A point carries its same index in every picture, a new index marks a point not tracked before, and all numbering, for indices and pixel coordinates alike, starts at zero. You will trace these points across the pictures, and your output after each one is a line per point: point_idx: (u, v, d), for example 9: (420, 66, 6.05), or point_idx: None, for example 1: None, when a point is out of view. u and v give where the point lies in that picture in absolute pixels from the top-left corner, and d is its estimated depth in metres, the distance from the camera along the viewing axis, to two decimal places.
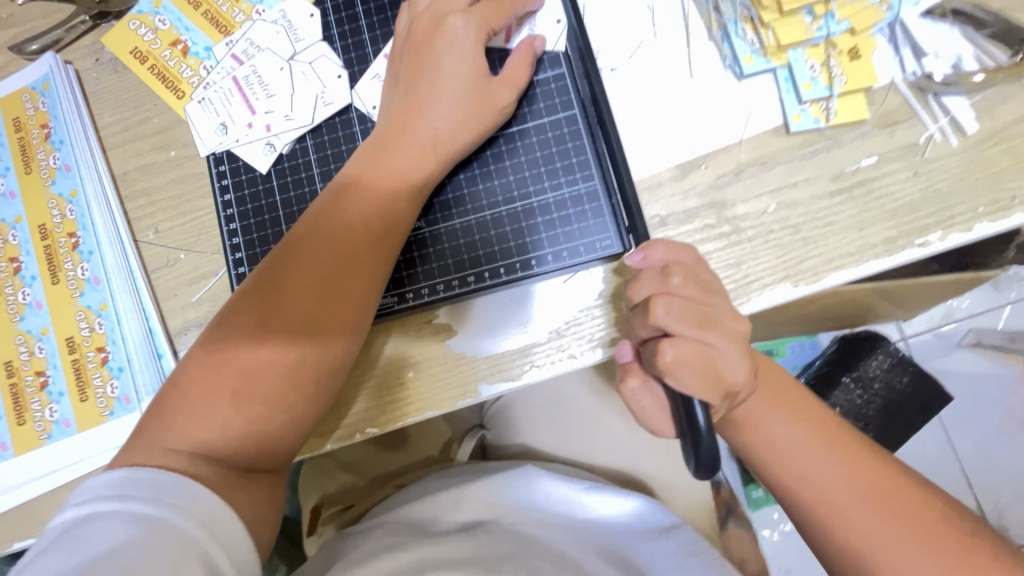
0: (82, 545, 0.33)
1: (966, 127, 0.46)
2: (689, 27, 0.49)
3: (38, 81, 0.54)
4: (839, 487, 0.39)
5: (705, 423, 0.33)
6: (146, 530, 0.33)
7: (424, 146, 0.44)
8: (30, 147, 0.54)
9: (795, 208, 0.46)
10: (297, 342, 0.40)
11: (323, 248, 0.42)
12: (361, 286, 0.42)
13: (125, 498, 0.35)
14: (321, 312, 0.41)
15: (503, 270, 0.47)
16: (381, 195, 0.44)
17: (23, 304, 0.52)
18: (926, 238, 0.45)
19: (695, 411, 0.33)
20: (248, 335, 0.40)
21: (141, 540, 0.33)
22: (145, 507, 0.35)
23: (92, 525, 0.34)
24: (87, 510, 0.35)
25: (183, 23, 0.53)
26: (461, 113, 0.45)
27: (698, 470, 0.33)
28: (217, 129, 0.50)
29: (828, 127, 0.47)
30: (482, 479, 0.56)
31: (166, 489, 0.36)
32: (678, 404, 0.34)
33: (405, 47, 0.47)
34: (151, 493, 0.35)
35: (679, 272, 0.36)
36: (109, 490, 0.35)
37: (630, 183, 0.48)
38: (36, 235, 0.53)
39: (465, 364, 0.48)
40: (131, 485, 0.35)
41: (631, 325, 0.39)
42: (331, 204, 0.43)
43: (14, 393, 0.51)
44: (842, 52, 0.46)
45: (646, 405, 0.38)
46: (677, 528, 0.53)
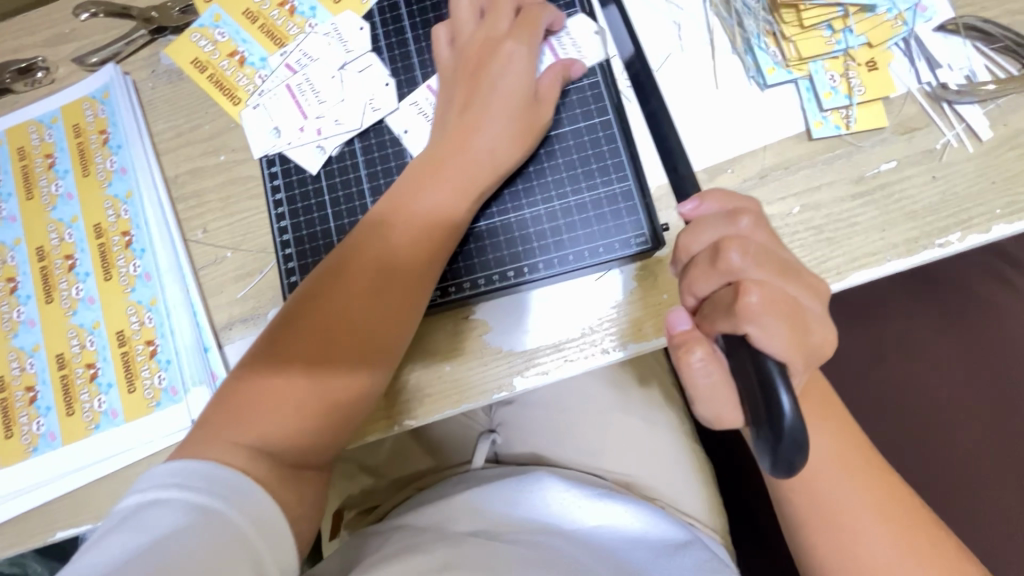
0: (141, 527, 0.35)
1: (980, 134, 0.48)
2: (714, 41, 0.52)
3: (99, 90, 0.58)
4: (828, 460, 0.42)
5: (791, 401, 0.28)
6: (199, 520, 0.35)
7: (476, 161, 0.47)
8: (88, 151, 0.57)
9: (818, 210, 0.48)
10: (344, 356, 0.42)
11: (375, 264, 0.44)
12: (406, 311, 0.44)
13: (183, 486, 0.36)
14: (370, 328, 0.43)
15: (541, 266, 0.49)
16: (428, 212, 0.46)
17: (76, 299, 0.54)
18: (946, 238, 0.47)
19: (779, 385, 0.28)
20: (303, 346, 0.42)
21: (194, 529, 0.34)
22: (201, 497, 0.36)
23: (152, 512, 0.35)
24: (148, 496, 0.36)
25: (241, 36, 0.56)
26: (512, 131, 0.47)
27: (779, 454, 0.28)
28: (270, 133, 0.53)
29: (849, 133, 0.49)
30: (496, 485, 0.58)
31: (222, 483, 0.37)
32: (756, 379, 0.28)
33: (461, 65, 0.49)
34: (208, 485, 0.37)
35: (748, 213, 0.32)
36: (171, 479, 0.37)
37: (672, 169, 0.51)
38: (91, 234, 0.55)
39: (499, 359, 0.50)
40: (191, 476, 0.37)
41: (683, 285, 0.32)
42: (382, 215, 0.46)
43: (64, 385, 0.53)
44: (860, 64, 0.49)
45: (713, 379, 0.30)
46: (692, 546, 0.55)
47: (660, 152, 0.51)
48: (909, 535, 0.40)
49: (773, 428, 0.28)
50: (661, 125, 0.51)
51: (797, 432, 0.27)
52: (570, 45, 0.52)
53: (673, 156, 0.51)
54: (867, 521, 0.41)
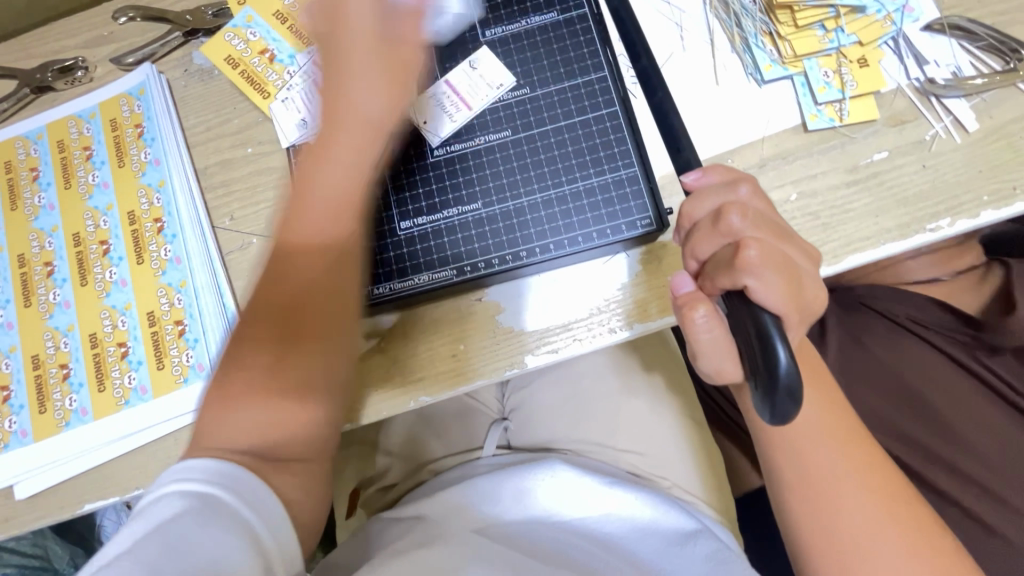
0: (146, 518, 0.37)
1: (968, 126, 0.51)
2: (714, 41, 0.55)
3: (135, 87, 0.61)
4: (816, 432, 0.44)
5: (785, 348, 0.30)
6: (199, 506, 0.37)
7: (358, 121, 0.46)
8: (124, 144, 0.60)
9: (815, 197, 0.51)
10: (301, 331, 0.44)
11: (310, 233, 0.45)
12: (345, 289, 0.46)
13: (179, 478, 0.38)
14: (310, 299, 0.45)
15: (551, 247, 0.51)
16: (351, 178, 0.46)
17: (110, 282, 0.57)
18: (937, 223, 0.50)
19: (772, 333, 0.30)
20: (273, 314, 0.44)
21: (195, 514, 0.36)
22: (197, 486, 0.38)
23: (171, 502, 0.37)
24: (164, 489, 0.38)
25: (272, 35, 0.59)
26: (381, 83, 0.46)
27: (775, 401, 0.30)
28: (297, 124, 0.57)
29: (842, 125, 0.52)
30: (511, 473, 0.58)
31: (215, 472, 0.39)
32: (755, 334, 0.31)
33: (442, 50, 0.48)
34: (222, 480, 0.39)
35: (745, 183, 0.35)
36: (188, 472, 0.39)
37: (676, 150, 0.52)
38: (125, 221, 0.58)
39: (512, 337, 0.52)
40: (184, 472, 0.39)
41: (684, 250, 0.35)
42: (307, 173, 0.46)
43: (96, 363, 0.56)
44: (852, 61, 0.52)
45: (715, 334, 0.33)
46: (700, 534, 0.56)
47: (668, 143, 0.52)
48: (899, 507, 0.42)
49: (770, 377, 0.30)
50: (668, 115, 0.53)
51: (794, 382, 0.30)
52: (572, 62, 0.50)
53: (679, 140, 0.51)
54: (862, 492, 0.43)
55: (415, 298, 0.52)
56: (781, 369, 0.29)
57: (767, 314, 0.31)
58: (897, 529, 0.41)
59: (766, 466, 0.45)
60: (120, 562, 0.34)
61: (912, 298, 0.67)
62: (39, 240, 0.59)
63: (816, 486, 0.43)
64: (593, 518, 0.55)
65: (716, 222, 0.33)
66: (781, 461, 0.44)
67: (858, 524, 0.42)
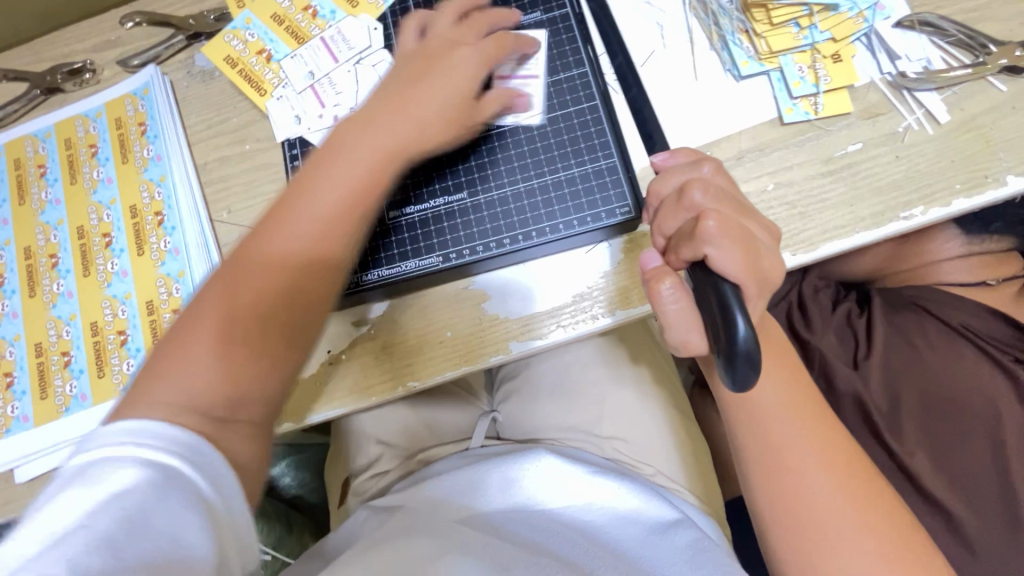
0: (95, 482, 0.34)
1: (939, 118, 0.52)
2: (694, 39, 0.57)
3: (139, 88, 0.64)
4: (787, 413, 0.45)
5: (742, 316, 0.32)
6: (161, 480, 0.35)
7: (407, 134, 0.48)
8: (127, 141, 0.63)
9: (791, 187, 0.53)
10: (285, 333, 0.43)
11: (297, 228, 0.44)
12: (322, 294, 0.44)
13: (137, 443, 0.36)
14: (293, 296, 0.43)
15: (534, 234, 0.53)
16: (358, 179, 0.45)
17: (111, 273, 0.59)
18: (910, 212, 0.51)
19: (731, 300, 0.32)
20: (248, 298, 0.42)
21: (154, 488, 0.34)
22: (159, 454, 0.36)
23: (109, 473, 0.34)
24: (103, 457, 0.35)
25: (269, 36, 0.62)
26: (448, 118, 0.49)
27: (735, 370, 0.32)
28: (291, 120, 0.59)
29: (817, 118, 0.54)
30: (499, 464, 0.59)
31: (178, 442, 0.37)
32: (715, 302, 0.33)
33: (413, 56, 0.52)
34: (175, 449, 0.36)
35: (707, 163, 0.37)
36: (133, 438, 0.36)
37: (647, 135, 0.55)
38: (127, 214, 0.61)
39: (498, 324, 0.53)
40: (141, 433, 0.36)
41: (652, 227, 0.37)
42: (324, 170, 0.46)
43: (97, 350, 0.58)
44: (825, 57, 0.54)
45: (680, 305, 0.35)
46: (683, 524, 0.56)
47: (642, 132, 0.56)
48: (861, 486, 0.44)
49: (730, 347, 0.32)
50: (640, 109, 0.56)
51: (751, 351, 0.32)
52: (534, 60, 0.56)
53: (653, 134, 0.55)
54: (831, 472, 0.44)
55: (403, 284, 0.54)
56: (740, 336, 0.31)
57: (726, 283, 0.33)
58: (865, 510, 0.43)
59: (741, 447, 0.47)
60: (74, 537, 0.33)
61: (967, 305, 0.63)
62: (45, 233, 0.62)
63: (785, 464, 0.44)
64: (579, 507, 0.56)
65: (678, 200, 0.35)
66: (754, 442, 0.46)
67: (832, 503, 0.43)
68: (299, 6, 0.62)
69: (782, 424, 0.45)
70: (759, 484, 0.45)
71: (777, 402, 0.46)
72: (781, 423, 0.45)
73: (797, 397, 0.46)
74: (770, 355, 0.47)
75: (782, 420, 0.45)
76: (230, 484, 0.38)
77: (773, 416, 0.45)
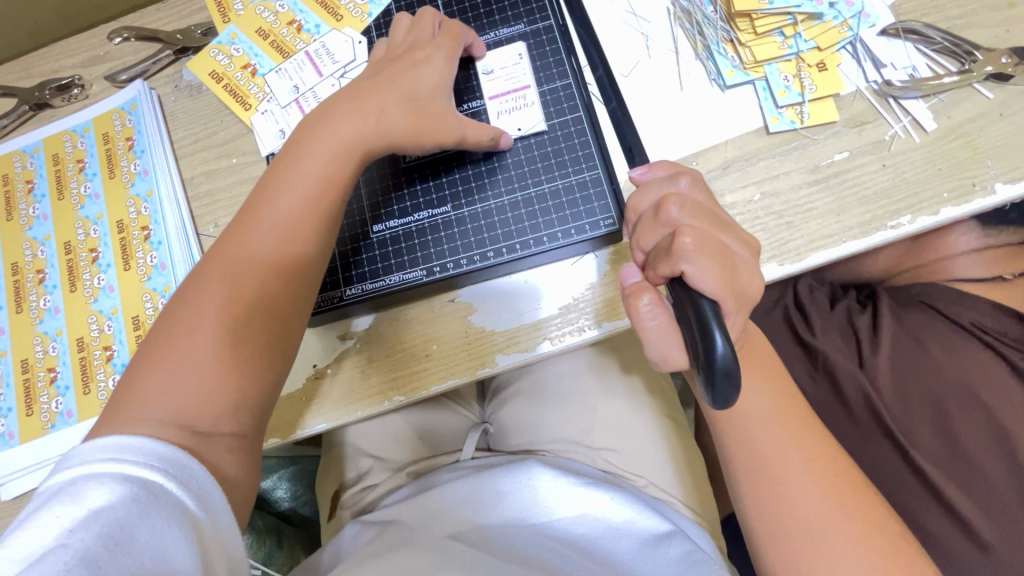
0: (76, 497, 0.34)
1: (925, 126, 0.52)
2: (678, 49, 0.57)
3: (127, 102, 0.64)
4: (774, 425, 0.45)
5: (721, 332, 0.32)
6: (144, 492, 0.35)
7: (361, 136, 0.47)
8: (115, 156, 0.63)
9: (778, 197, 0.52)
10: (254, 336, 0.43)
11: (262, 234, 0.45)
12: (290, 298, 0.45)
13: (118, 459, 0.36)
14: (260, 303, 0.44)
15: (518, 247, 0.53)
16: (312, 184, 0.46)
17: (97, 288, 0.59)
18: (898, 221, 0.50)
19: (709, 315, 0.32)
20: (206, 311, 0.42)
21: (137, 501, 0.34)
22: (140, 469, 0.36)
23: (86, 486, 0.34)
24: (79, 473, 0.35)
25: (254, 51, 0.62)
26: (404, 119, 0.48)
27: (715, 387, 0.32)
28: (276, 135, 0.59)
29: (803, 127, 0.53)
30: (487, 475, 0.59)
31: (159, 457, 0.37)
32: (694, 316, 0.33)
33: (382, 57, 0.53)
34: (152, 461, 0.37)
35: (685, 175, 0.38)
36: (104, 455, 0.36)
37: (627, 148, 0.55)
38: (113, 229, 0.61)
39: (484, 337, 0.53)
40: (122, 450, 0.36)
41: (632, 243, 0.38)
42: (283, 180, 0.46)
43: (83, 366, 0.57)
44: (811, 66, 0.54)
45: (659, 321, 0.35)
46: (674, 535, 0.55)
47: (623, 144, 0.56)
48: (851, 497, 0.43)
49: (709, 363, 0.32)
50: (622, 121, 0.56)
51: (730, 367, 0.31)
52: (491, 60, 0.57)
53: (631, 146, 0.55)
54: (820, 485, 0.43)
55: (388, 298, 0.54)
56: (718, 353, 0.31)
57: (704, 299, 0.33)
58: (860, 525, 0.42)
59: (728, 460, 0.46)
60: (54, 554, 0.32)
61: (975, 302, 0.59)
62: (32, 248, 0.61)
63: (773, 477, 0.44)
64: (570, 519, 0.56)
65: (655, 214, 0.36)
66: (741, 455, 0.45)
67: (822, 519, 0.42)
68: (284, 21, 0.62)
69: (771, 439, 0.45)
70: (747, 497, 0.45)
71: (763, 414, 0.45)
72: (769, 437, 0.45)
73: (783, 410, 0.46)
74: (759, 368, 0.47)
75: (769, 433, 0.45)
76: (212, 497, 0.38)
77: (760, 430, 0.45)
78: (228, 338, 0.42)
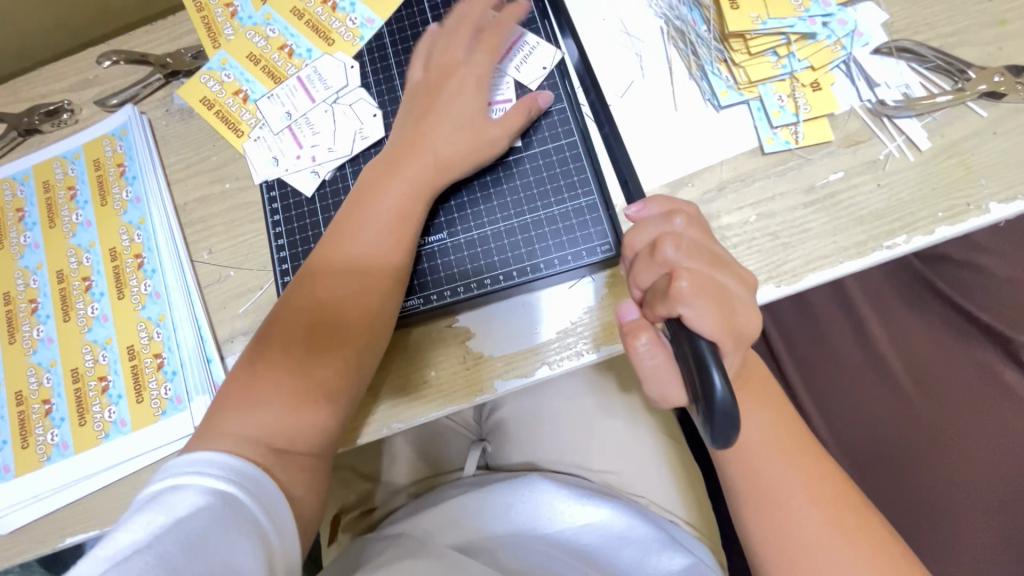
0: (166, 508, 0.39)
1: (919, 145, 0.52)
2: (673, 69, 0.57)
3: (117, 128, 0.64)
4: (774, 451, 0.45)
5: (719, 372, 0.32)
6: (224, 506, 0.40)
7: (424, 168, 0.51)
8: (106, 183, 0.62)
9: (773, 218, 0.52)
10: (321, 351, 0.48)
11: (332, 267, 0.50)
12: (367, 307, 0.49)
13: (201, 472, 0.42)
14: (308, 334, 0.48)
15: (515, 273, 0.53)
16: (383, 220, 0.50)
17: (91, 317, 0.59)
18: (893, 240, 0.50)
19: (706, 356, 0.32)
20: (296, 325, 0.48)
21: (214, 514, 0.39)
22: (220, 482, 0.42)
23: (171, 495, 0.40)
24: (168, 482, 0.41)
25: (244, 76, 0.62)
26: (462, 136, 0.52)
27: (715, 426, 0.32)
28: (268, 161, 0.59)
29: (798, 147, 0.53)
30: (483, 492, 0.59)
31: (238, 472, 0.43)
32: (689, 352, 0.33)
33: (415, 87, 0.55)
34: (227, 474, 0.42)
35: (681, 214, 0.39)
36: (188, 467, 0.42)
37: (623, 178, 0.55)
38: (106, 257, 0.60)
39: (483, 363, 0.53)
40: (207, 464, 0.42)
41: (629, 280, 0.38)
42: (359, 209, 0.51)
43: (77, 398, 0.57)
44: (805, 85, 0.54)
45: (658, 359, 0.35)
46: (677, 549, 0.55)
47: (616, 170, 0.55)
48: (852, 522, 0.43)
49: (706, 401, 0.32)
50: (614, 147, 0.56)
51: (728, 405, 0.31)
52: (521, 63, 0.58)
53: (624, 173, 0.54)
54: (821, 511, 0.43)
55: None
56: (717, 394, 0.31)
57: (702, 339, 0.33)
58: (861, 552, 0.42)
59: (729, 486, 0.46)
60: (135, 558, 0.36)
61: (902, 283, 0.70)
62: (24, 277, 0.61)
63: (774, 503, 0.44)
64: (569, 534, 0.55)
65: (651, 252, 0.37)
66: (741, 481, 0.45)
67: (824, 546, 0.42)
68: (275, 45, 0.62)
69: (772, 467, 0.44)
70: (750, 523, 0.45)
71: (762, 440, 0.45)
72: (770, 463, 0.44)
73: (784, 435, 0.46)
74: (759, 394, 0.47)
75: (770, 459, 0.45)
76: (279, 507, 0.44)
77: (761, 457, 0.45)
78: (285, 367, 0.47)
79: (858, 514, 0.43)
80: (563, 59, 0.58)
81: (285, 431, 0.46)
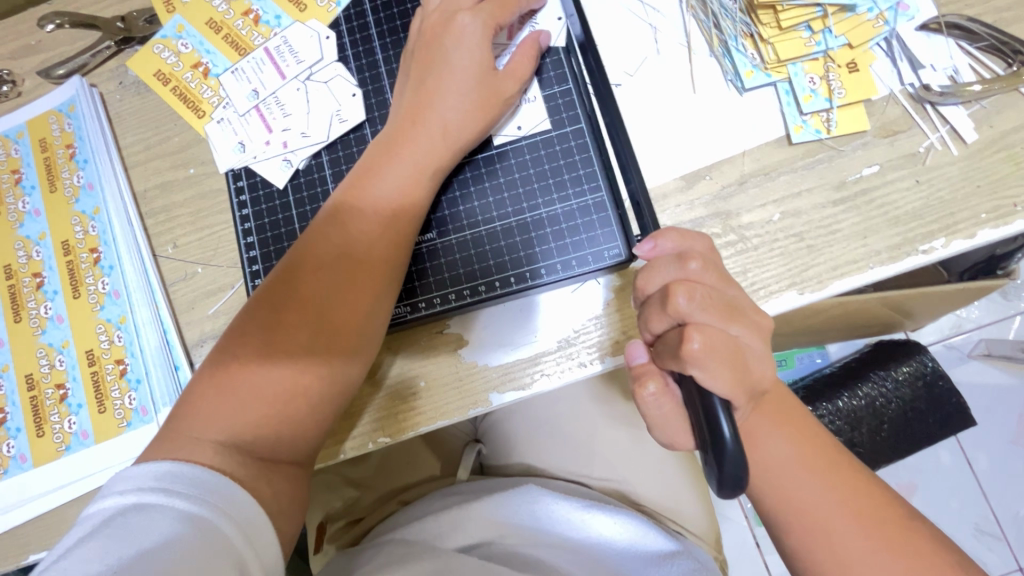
0: (126, 535, 0.33)
1: (965, 137, 0.47)
2: (691, 44, 0.50)
3: (64, 103, 0.57)
4: (795, 477, 0.41)
5: (728, 423, 0.32)
6: (191, 532, 0.34)
7: (431, 141, 0.45)
8: (54, 166, 0.56)
9: (799, 217, 0.47)
10: (295, 354, 0.41)
11: (324, 246, 0.43)
12: (352, 308, 0.42)
13: (170, 491, 0.35)
14: (284, 327, 0.41)
15: (512, 280, 0.48)
16: (381, 206, 0.44)
17: (45, 318, 0.53)
18: (930, 245, 0.46)
19: (717, 409, 0.32)
20: (264, 326, 0.41)
21: (181, 544, 0.33)
22: (189, 504, 0.35)
23: (135, 517, 0.34)
24: (130, 500, 0.35)
25: (205, 46, 0.55)
26: (470, 103, 0.46)
27: (725, 476, 0.31)
28: (234, 148, 0.52)
29: (829, 138, 0.48)
30: (484, 497, 0.55)
31: (210, 490, 0.36)
32: (698, 404, 0.33)
33: (415, 44, 0.49)
34: (196, 491, 0.36)
35: (696, 258, 0.37)
36: (154, 483, 0.36)
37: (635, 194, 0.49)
38: (59, 251, 0.54)
39: (476, 375, 0.48)
40: (174, 480, 0.36)
41: (641, 324, 0.37)
42: (351, 196, 0.44)
43: (33, 406, 0.52)
44: (840, 66, 0.48)
45: (666, 411, 0.36)
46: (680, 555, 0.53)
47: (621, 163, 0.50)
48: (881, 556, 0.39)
49: (716, 453, 0.31)
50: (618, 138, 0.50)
51: (738, 458, 0.31)
52: (531, 24, 0.51)
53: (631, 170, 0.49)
54: (857, 541, 0.40)
55: None
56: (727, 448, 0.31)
57: (715, 396, 0.32)
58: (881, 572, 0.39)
59: None
60: None
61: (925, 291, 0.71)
62: None
63: (798, 530, 0.41)
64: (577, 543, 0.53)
65: (662, 302, 0.35)
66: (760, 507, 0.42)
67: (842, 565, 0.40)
68: (239, 10, 0.55)
69: (792, 490, 0.41)
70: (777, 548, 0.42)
71: (785, 468, 0.41)
72: (791, 490, 0.41)
73: (809, 459, 0.42)
74: (778, 415, 0.43)
75: (792, 488, 0.41)
76: (260, 529, 0.37)
77: (784, 486, 0.41)
78: (251, 372, 0.40)
79: (891, 540, 0.40)
80: (568, 31, 0.51)
81: (262, 437, 0.40)
